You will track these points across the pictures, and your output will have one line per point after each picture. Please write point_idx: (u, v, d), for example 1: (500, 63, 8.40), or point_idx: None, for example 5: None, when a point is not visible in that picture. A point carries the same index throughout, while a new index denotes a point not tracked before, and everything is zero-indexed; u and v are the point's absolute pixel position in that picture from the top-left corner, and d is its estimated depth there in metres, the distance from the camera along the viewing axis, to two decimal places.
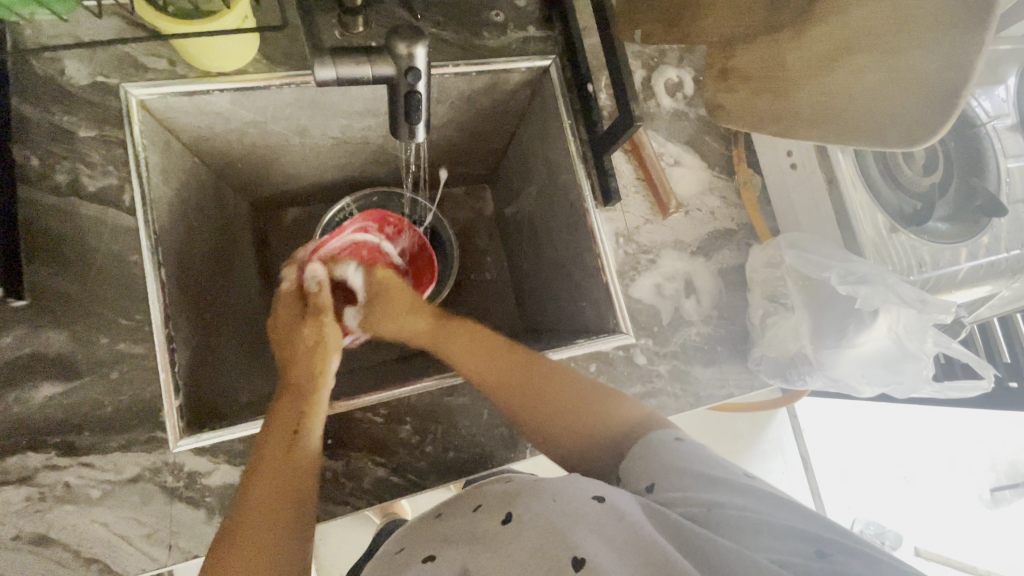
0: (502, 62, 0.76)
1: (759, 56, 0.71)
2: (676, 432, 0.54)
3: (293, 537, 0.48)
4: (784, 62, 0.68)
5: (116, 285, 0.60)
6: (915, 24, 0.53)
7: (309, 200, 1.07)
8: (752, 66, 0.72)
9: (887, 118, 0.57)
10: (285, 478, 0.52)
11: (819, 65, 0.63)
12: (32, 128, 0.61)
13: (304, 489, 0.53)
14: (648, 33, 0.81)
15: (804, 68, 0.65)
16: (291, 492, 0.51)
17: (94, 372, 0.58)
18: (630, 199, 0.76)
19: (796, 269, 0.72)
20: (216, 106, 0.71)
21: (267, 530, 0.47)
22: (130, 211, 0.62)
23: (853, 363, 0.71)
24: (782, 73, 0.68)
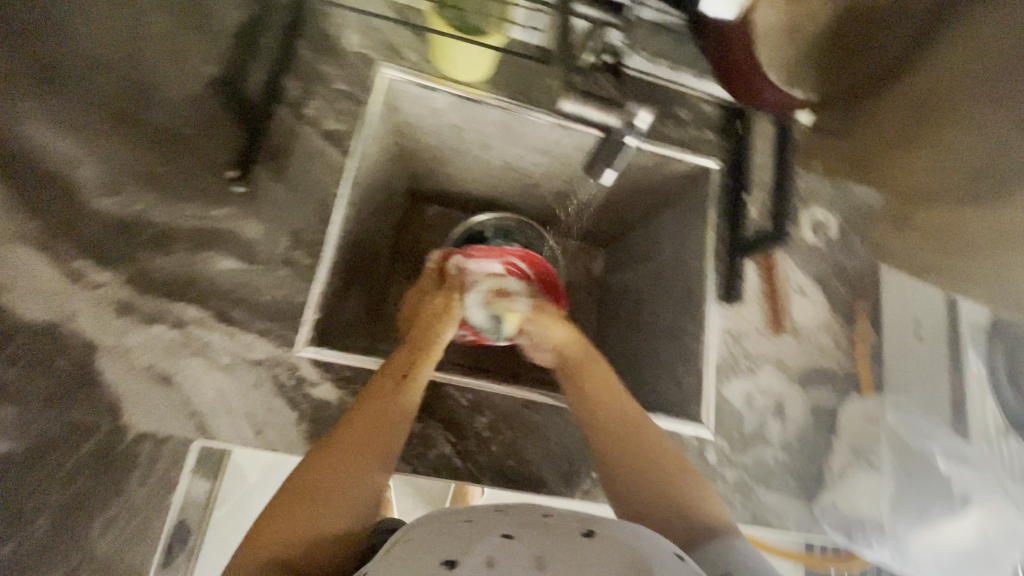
0: (675, 151, 0.88)
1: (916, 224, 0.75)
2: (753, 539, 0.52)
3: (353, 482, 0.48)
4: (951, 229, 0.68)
5: (309, 204, 0.72)
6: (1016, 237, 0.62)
7: (454, 203, 1.16)
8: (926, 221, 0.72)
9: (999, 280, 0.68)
10: (369, 425, 0.52)
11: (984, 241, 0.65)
12: (304, 68, 0.77)
13: (377, 448, 0.51)
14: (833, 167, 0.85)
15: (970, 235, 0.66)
16: (362, 448, 0.50)
17: (265, 265, 0.69)
18: (750, 306, 0.84)
19: (896, 434, 0.81)
20: (434, 103, 0.85)
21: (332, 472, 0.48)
22: (344, 154, 0.75)
23: (927, 545, 0.80)
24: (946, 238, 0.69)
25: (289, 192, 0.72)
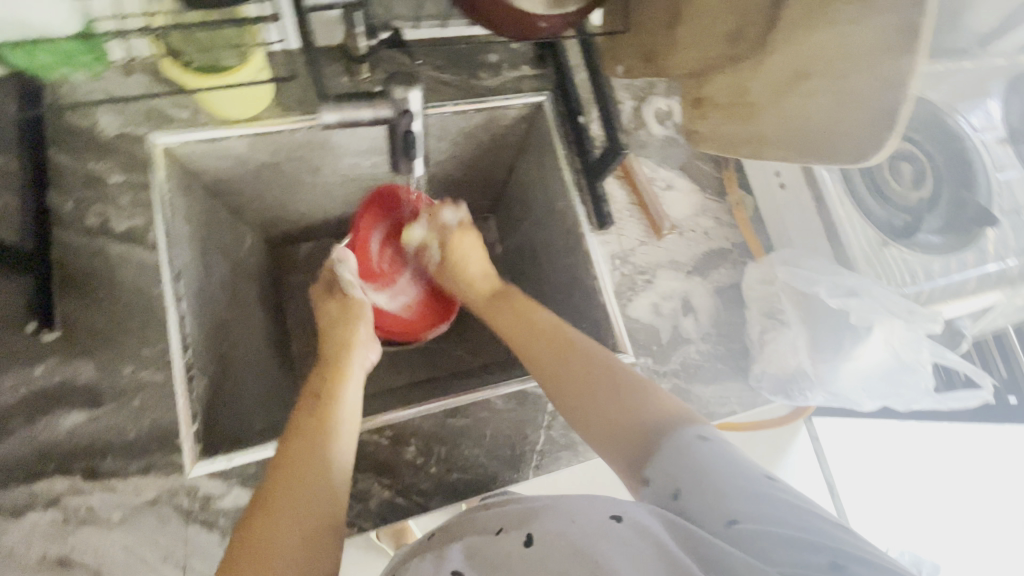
0: (499, 99, 0.72)
1: (728, 85, 0.59)
2: (701, 427, 0.49)
3: (602, 396, 0.54)
4: (749, 91, 0.56)
5: (137, 316, 0.59)
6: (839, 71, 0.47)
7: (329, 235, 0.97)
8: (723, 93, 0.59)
9: (836, 130, 0.48)
10: (582, 366, 0.56)
11: (783, 88, 0.52)
12: (64, 133, 0.61)
13: (592, 376, 0.55)
14: (628, 69, 0.76)
15: (771, 92, 0.53)
16: (586, 377, 0.56)
17: (117, 400, 0.57)
18: (624, 222, 0.73)
19: (789, 285, 0.67)
20: (234, 150, 0.68)
21: (558, 364, 0.58)
22: (152, 247, 0.61)
23: (854, 377, 0.65)
24: (747, 101, 0.57)
25: (113, 313, 0.58)
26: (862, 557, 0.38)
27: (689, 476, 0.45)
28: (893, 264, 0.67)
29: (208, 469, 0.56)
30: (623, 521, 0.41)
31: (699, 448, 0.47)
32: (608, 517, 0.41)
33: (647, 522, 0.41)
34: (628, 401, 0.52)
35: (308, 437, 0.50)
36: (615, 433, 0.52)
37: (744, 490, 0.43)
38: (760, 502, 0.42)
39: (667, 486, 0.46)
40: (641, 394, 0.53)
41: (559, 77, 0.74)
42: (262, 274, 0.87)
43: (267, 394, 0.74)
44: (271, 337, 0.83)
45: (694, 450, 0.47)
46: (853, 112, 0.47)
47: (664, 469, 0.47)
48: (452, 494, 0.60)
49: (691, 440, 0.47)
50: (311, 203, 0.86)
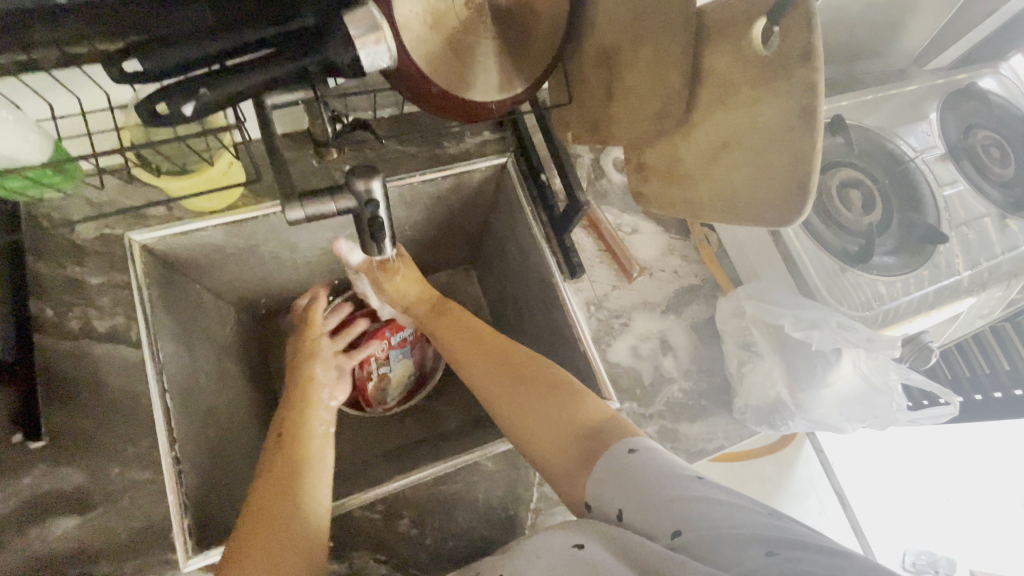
0: (463, 165, 0.76)
1: (663, 151, 0.54)
2: (635, 440, 0.51)
3: (522, 393, 0.59)
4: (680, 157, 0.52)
5: (123, 414, 0.60)
6: (750, 142, 0.43)
7: None
8: (658, 161, 0.55)
9: (760, 202, 0.44)
10: (489, 367, 0.64)
11: (707, 159, 0.48)
12: (47, 242, 0.63)
13: (503, 380, 0.62)
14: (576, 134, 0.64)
15: (699, 159, 0.49)
16: (501, 365, 0.63)
17: (107, 502, 0.57)
18: (595, 269, 0.75)
19: (758, 318, 0.69)
20: (213, 240, 0.71)
21: (497, 385, 0.62)
22: (137, 344, 0.62)
23: (831, 403, 0.66)
24: (679, 165, 0.52)
25: (101, 412, 0.59)
26: (797, 541, 0.38)
27: (629, 490, 0.46)
28: (853, 289, 0.70)
29: (202, 563, 0.55)
30: (584, 549, 0.43)
31: (627, 457, 0.49)
32: (572, 548, 0.43)
33: (607, 551, 0.42)
34: (568, 410, 0.56)
35: (292, 472, 0.55)
36: (549, 441, 0.55)
37: (655, 488, 0.45)
38: (692, 502, 0.43)
39: (612, 506, 0.48)
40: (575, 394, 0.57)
41: (518, 139, 0.78)
42: (249, 350, 0.88)
43: (258, 474, 0.74)
44: (260, 414, 0.83)
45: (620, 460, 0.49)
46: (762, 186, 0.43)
47: (611, 491, 0.48)
48: (449, 563, 0.60)
49: (621, 452, 0.50)
50: (291, 276, 0.88)
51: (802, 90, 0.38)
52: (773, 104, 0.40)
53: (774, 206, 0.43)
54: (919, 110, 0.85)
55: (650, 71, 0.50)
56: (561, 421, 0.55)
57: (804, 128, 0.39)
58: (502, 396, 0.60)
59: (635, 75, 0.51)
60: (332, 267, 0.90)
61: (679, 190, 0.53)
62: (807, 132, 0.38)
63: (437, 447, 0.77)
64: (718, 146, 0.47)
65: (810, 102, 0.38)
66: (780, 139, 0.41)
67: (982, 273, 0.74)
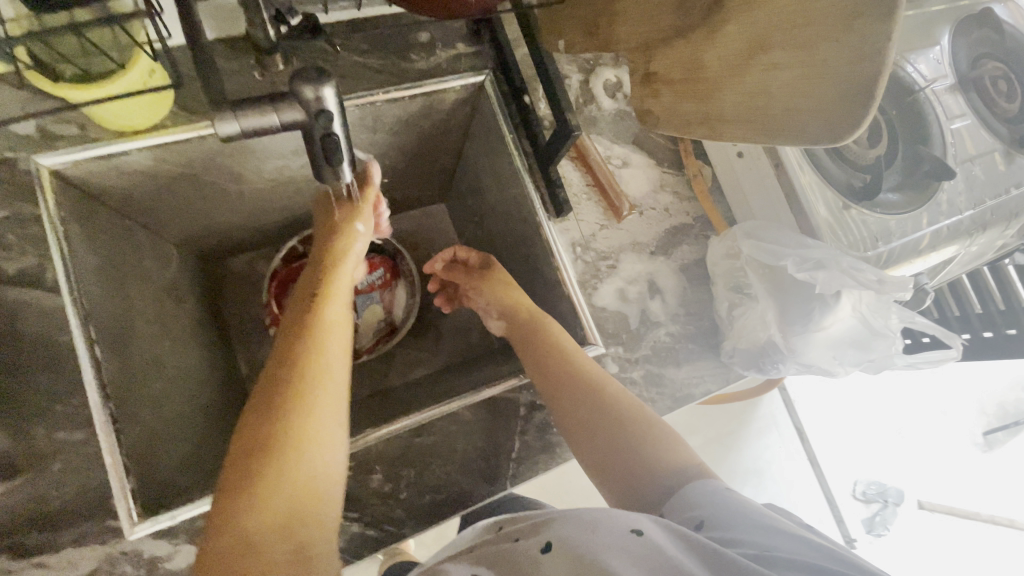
0: (434, 83, 0.66)
1: (677, 58, 0.50)
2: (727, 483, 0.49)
3: (607, 427, 0.54)
4: (697, 65, 0.48)
5: (44, 369, 0.51)
6: (803, 33, 0.40)
7: (266, 243, 0.90)
8: (670, 68, 0.51)
9: (797, 113, 0.41)
10: (569, 390, 0.56)
11: (735, 65, 0.45)
12: None
13: (587, 409, 0.55)
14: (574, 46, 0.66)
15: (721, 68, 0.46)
16: (584, 394, 0.56)
17: (33, 467, 0.50)
18: (581, 205, 0.69)
19: (754, 259, 0.65)
20: (141, 166, 0.60)
21: (582, 414, 0.55)
22: (54, 289, 0.53)
23: (823, 346, 0.65)
24: (695, 75, 0.49)
25: (14, 368, 0.51)
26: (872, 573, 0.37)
27: (718, 507, 0.46)
28: (856, 228, 0.66)
29: (152, 529, 0.50)
30: (644, 536, 0.40)
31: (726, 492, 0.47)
32: (628, 531, 0.40)
33: (663, 540, 0.40)
34: (657, 448, 0.53)
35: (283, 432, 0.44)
36: (630, 475, 0.52)
37: (747, 518, 0.44)
38: (777, 533, 0.42)
39: (692, 514, 0.47)
40: (654, 442, 0.53)
41: (498, 53, 0.69)
42: (196, 295, 0.79)
43: (214, 427, 0.69)
44: (213, 365, 0.76)
45: (717, 488, 0.48)
46: (811, 91, 0.40)
47: (695, 505, 0.47)
48: (427, 518, 0.57)
49: (714, 486, 0.48)
50: (241, 212, 0.78)
51: None
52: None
53: (824, 114, 0.40)
54: (932, 34, 0.79)
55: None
56: (646, 463, 0.52)
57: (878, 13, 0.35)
58: (586, 430, 0.55)
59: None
60: (286, 202, 0.80)
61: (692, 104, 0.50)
62: (884, 16, 0.35)
63: (410, 397, 0.73)
64: (755, 44, 0.43)
65: None
66: (844, 29, 0.37)
67: (980, 213, 0.72)
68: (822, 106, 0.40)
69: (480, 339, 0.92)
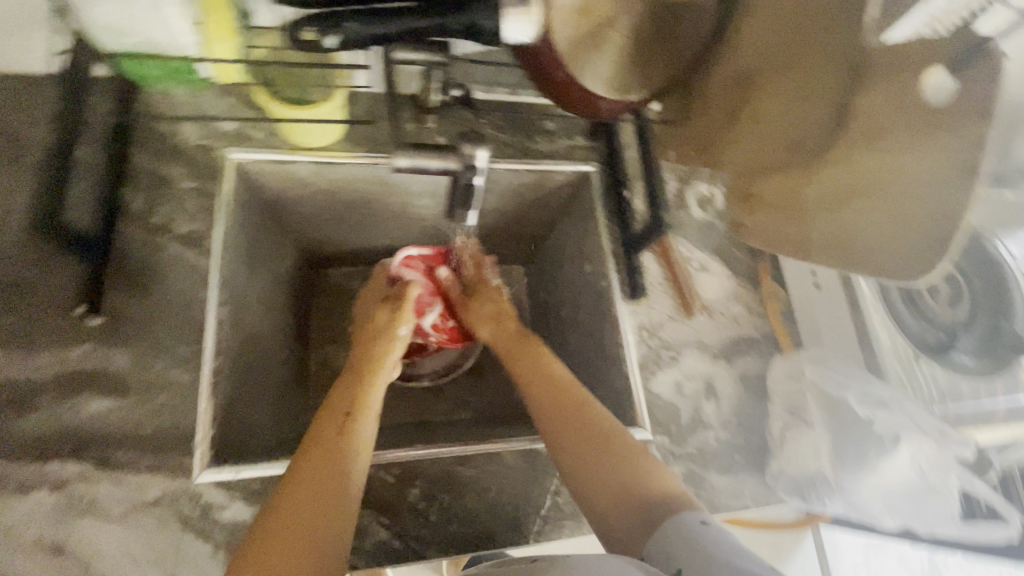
0: (550, 164, 0.77)
1: (776, 185, 0.56)
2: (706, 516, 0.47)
3: (592, 443, 0.55)
4: (796, 195, 0.54)
5: (178, 315, 0.61)
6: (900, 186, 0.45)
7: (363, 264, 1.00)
8: (769, 191, 0.57)
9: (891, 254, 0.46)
10: (555, 403, 0.59)
11: (832, 200, 0.51)
12: (153, 138, 0.67)
13: (574, 421, 0.57)
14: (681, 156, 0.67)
15: (818, 198, 0.52)
16: (571, 411, 0.58)
17: (142, 394, 0.58)
18: (656, 296, 0.74)
19: (817, 385, 0.69)
20: (300, 175, 0.73)
21: (567, 423, 0.57)
22: (208, 253, 0.64)
23: (874, 491, 0.65)
24: (791, 203, 0.55)
25: (155, 309, 0.61)
26: None
27: (692, 555, 0.44)
28: (924, 381, 0.69)
29: (213, 479, 0.56)
30: None
31: (700, 532, 0.45)
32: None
33: None
34: (637, 472, 0.52)
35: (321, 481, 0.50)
36: (610, 496, 0.51)
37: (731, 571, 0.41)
38: None
39: (671, 564, 0.44)
40: (639, 468, 0.52)
41: (608, 150, 0.79)
42: (295, 293, 0.89)
43: (278, 409, 0.75)
44: (292, 356, 0.84)
45: (691, 529, 0.46)
46: (903, 239, 0.44)
47: (671, 551, 0.45)
48: (447, 547, 0.59)
49: (693, 524, 0.46)
50: (354, 232, 0.89)
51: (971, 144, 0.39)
52: (933, 154, 0.42)
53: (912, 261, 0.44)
54: None
55: (792, 99, 0.54)
56: (620, 479, 0.52)
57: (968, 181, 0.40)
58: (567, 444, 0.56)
59: (776, 105, 0.55)
60: (392, 232, 0.91)
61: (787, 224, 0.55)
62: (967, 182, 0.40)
63: (455, 432, 0.76)
64: (854, 185, 0.49)
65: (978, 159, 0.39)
66: (932, 190, 0.42)
67: None
68: (911, 252, 0.44)
69: (527, 400, 0.95)
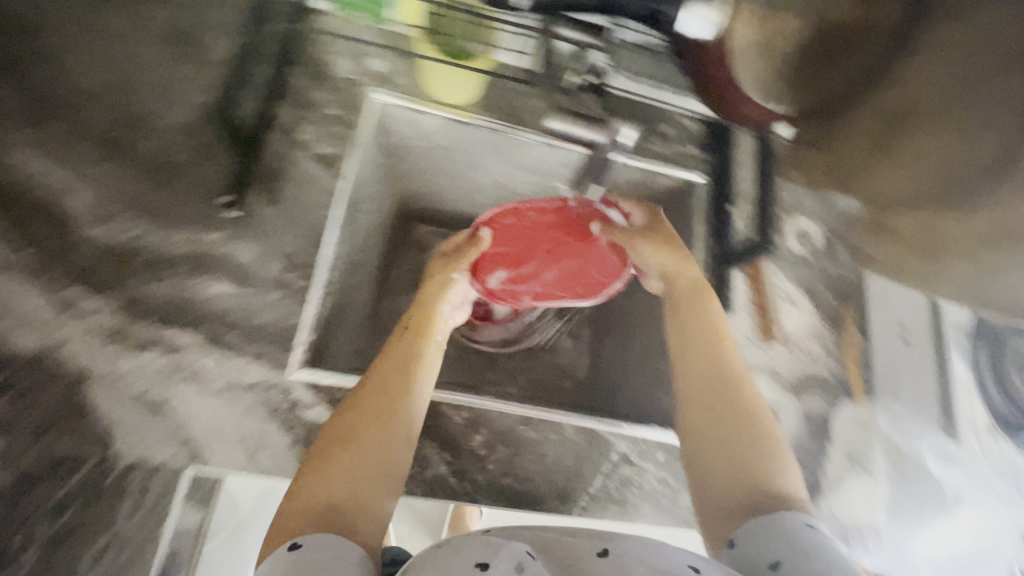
0: (661, 167, 0.79)
1: (915, 223, 0.63)
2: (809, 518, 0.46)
3: (713, 406, 0.55)
4: (938, 234, 0.60)
5: (302, 226, 0.66)
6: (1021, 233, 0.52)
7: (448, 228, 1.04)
8: (911, 226, 0.64)
9: None
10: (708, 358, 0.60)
11: (973, 244, 0.57)
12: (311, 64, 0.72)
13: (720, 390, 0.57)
14: (808, 177, 0.76)
15: (961, 238, 0.58)
16: (716, 378, 0.58)
17: (258, 287, 0.62)
18: (738, 315, 0.75)
19: (888, 437, 0.68)
20: (427, 127, 0.77)
21: (703, 389, 0.57)
22: (338, 177, 0.68)
23: (924, 551, 0.64)
24: (934, 242, 0.61)
25: (283, 215, 0.66)
26: None
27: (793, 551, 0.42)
28: (995, 453, 0.69)
29: (305, 377, 0.60)
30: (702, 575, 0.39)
31: (809, 532, 0.44)
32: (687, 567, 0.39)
33: None
34: (765, 456, 0.51)
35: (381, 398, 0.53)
36: (726, 478, 0.51)
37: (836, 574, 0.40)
38: None
39: (762, 558, 0.43)
40: (766, 452, 0.52)
41: (719, 165, 0.80)
42: (388, 239, 0.93)
43: (356, 338, 0.79)
44: (373, 294, 0.88)
45: (793, 525, 0.45)
46: None
47: (768, 544, 0.44)
48: (498, 499, 0.61)
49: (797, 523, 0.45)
50: (454, 193, 0.93)
51: None
52: None
53: None
54: None
55: (948, 141, 0.57)
56: (741, 456, 0.52)
57: None
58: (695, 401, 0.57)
59: (926, 141, 0.59)
60: (488, 202, 0.94)
61: (930, 257, 0.63)
62: None
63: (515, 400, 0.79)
64: (999, 231, 0.54)
65: None
66: None
67: None
68: None
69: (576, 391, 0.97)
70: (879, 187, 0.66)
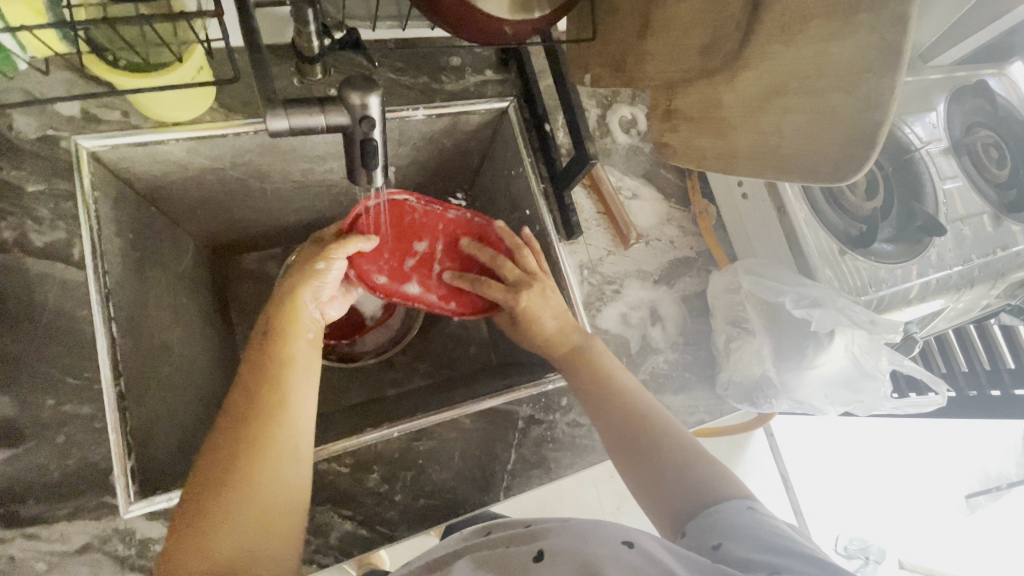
0: (463, 105, 0.70)
1: (699, 98, 0.56)
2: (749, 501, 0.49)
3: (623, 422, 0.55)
4: (718, 101, 0.53)
5: (60, 341, 0.52)
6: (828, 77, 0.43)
7: (279, 244, 0.91)
8: (693, 106, 0.56)
9: (811, 153, 0.45)
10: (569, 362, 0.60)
11: (755, 105, 0.49)
12: None
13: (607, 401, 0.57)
14: (597, 77, 0.66)
15: (741, 104, 0.51)
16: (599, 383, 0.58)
17: (37, 437, 0.50)
18: (591, 231, 0.72)
19: (753, 294, 0.68)
20: (176, 157, 0.63)
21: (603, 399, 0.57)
22: (81, 265, 0.54)
23: (815, 384, 0.68)
24: (716, 112, 0.53)
25: (28, 340, 0.52)
26: None
27: (734, 530, 0.45)
28: (849, 274, 0.70)
29: (145, 509, 0.51)
30: (635, 547, 0.39)
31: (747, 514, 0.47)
32: (619, 543, 0.39)
33: (658, 550, 0.39)
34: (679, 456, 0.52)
35: (255, 432, 0.45)
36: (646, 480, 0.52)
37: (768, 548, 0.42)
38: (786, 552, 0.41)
39: (707, 540, 0.46)
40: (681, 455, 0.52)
41: (522, 82, 0.73)
42: (207, 290, 0.80)
43: (211, 416, 0.69)
44: (217, 357, 0.77)
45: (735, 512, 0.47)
46: (827, 134, 0.43)
47: (712, 529, 0.46)
48: (418, 522, 0.57)
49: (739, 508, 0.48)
50: (261, 211, 0.80)
51: (889, 24, 0.39)
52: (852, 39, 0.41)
53: (833, 159, 0.43)
54: (927, 101, 0.84)
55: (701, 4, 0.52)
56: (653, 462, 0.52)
57: (883, 69, 0.39)
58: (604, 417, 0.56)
59: (683, 6, 0.53)
60: (304, 205, 0.82)
61: (711, 134, 0.54)
62: (888, 70, 0.39)
63: (412, 402, 0.73)
64: (771, 90, 0.48)
65: (894, 41, 0.38)
66: (851, 82, 0.41)
67: (966, 271, 0.76)
68: (831, 145, 0.43)
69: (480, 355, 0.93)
70: (654, 70, 0.58)
